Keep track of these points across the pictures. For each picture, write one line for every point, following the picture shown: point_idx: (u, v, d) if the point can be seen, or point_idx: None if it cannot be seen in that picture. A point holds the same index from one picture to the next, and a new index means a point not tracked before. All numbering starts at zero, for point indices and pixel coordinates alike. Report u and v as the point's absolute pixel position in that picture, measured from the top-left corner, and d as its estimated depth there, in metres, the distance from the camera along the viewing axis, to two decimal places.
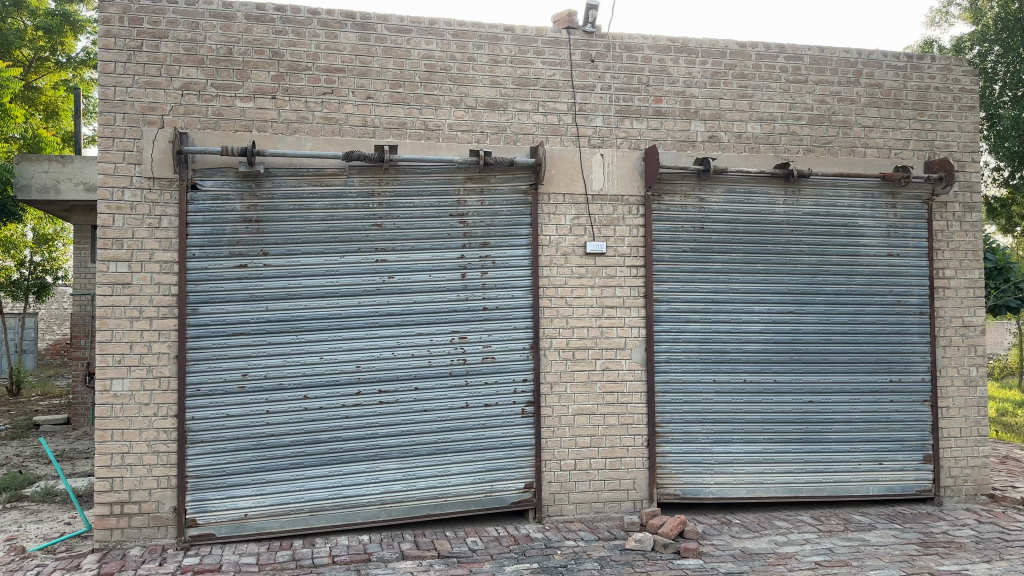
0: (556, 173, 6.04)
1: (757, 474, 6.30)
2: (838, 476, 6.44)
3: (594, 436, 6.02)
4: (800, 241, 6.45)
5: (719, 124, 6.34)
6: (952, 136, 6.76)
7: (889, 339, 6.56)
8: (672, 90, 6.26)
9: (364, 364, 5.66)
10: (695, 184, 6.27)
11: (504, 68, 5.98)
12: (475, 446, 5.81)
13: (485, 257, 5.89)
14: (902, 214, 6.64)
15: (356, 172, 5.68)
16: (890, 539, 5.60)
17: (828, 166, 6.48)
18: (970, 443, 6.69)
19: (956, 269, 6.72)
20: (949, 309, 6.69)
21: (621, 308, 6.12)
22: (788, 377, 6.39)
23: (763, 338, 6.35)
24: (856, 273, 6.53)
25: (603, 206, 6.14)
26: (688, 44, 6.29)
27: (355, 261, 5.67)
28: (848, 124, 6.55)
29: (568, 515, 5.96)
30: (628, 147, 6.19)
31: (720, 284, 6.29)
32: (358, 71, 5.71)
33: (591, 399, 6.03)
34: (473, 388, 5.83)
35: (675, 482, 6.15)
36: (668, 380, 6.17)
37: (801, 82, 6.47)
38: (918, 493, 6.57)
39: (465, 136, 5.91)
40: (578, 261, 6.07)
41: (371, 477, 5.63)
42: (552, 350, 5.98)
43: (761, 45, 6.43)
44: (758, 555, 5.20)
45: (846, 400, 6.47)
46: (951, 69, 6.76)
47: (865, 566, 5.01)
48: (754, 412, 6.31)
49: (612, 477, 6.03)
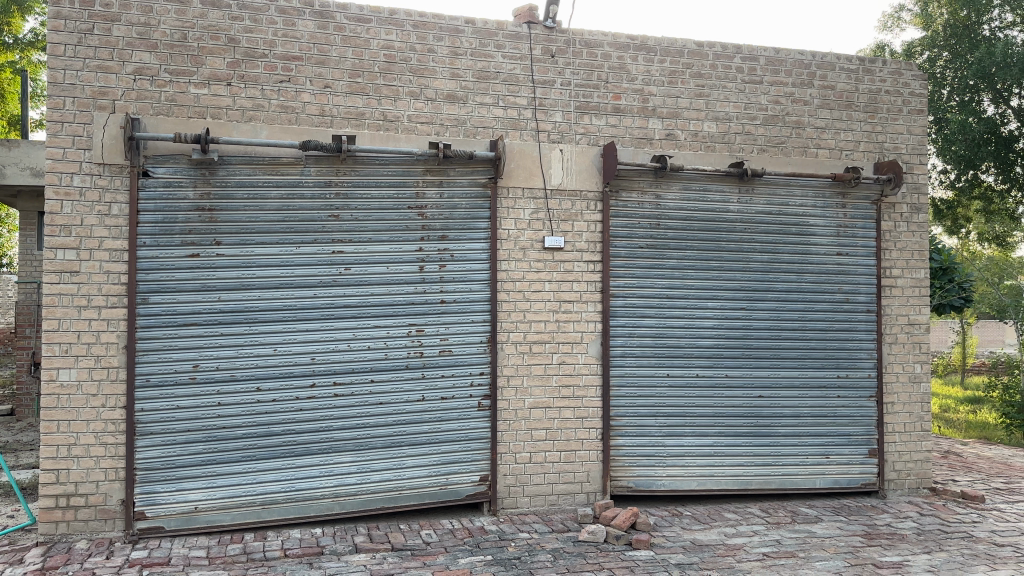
0: (514, 167, 6.04)
1: (708, 467, 6.40)
2: (786, 469, 6.58)
3: (550, 429, 6.06)
4: (752, 239, 6.57)
5: (676, 123, 6.41)
6: (901, 138, 6.93)
7: (836, 335, 6.71)
8: (631, 87, 6.31)
9: (318, 356, 5.61)
10: (652, 181, 6.33)
11: (464, 61, 5.96)
12: (430, 439, 5.81)
13: (443, 250, 5.88)
14: (851, 214, 6.79)
15: (313, 161, 5.61)
16: (835, 531, 5.74)
17: (782, 166, 6.60)
18: (913, 438, 6.88)
19: (903, 268, 6.89)
20: (895, 308, 6.86)
21: (578, 302, 6.16)
22: (739, 372, 6.50)
23: (716, 333, 6.46)
24: (806, 271, 6.67)
25: (561, 201, 6.16)
26: (647, 42, 6.35)
27: (311, 251, 5.61)
28: (801, 125, 6.68)
29: (522, 508, 5.99)
30: (587, 144, 6.22)
31: (675, 281, 6.38)
32: (315, 59, 5.64)
33: (547, 392, 6.06)
34: (430, 381, 5.82)
35: (628, 475, 6.23)
36: (623, 374, 6.24)
37: (756, 83, 6.57)
38: (863, 486, 6.74)
39: (424, 127, 5.88)
40: (537, 255, 6.09)
41: (324, 469, 5.59)
42: (509, 344, 6.00)
43: (718, 45, 6.51)
44: (707, 546, 5.29)
45: (795, 395, 6.62)
46: (901, 73, 6.92)
47: (811, 557, 5.13)
48: (706, 406, 6.42)
49: (566, 470, 6.08)
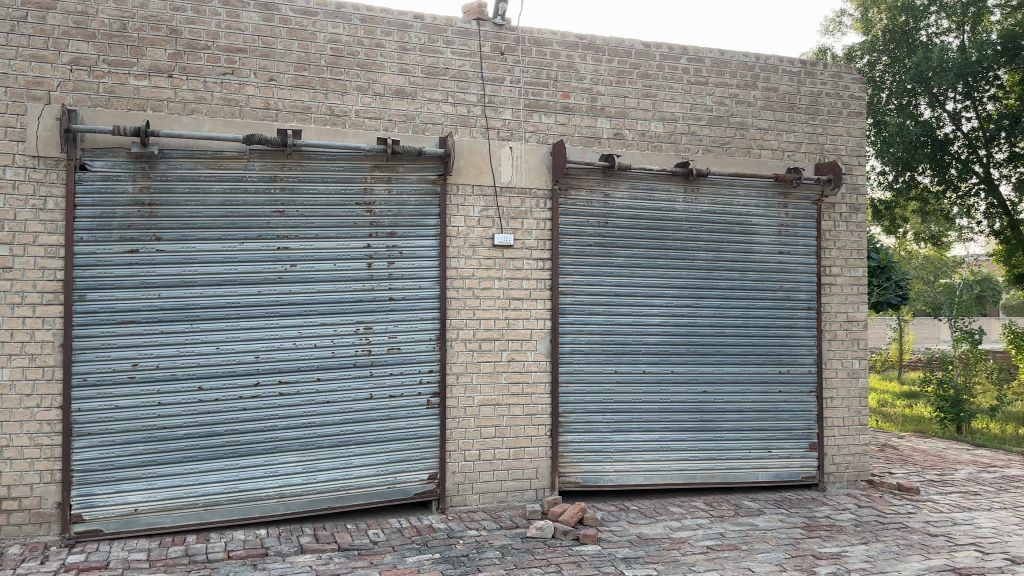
0: (464, 164, 6.03)
1: (655, 462, 6.49)
2: (730, 464, 6.71)
3: (499, 426, 6.06)
4: (698, 238, 6.68)
5: (624, 122, 6.47)
6: (841, 140, 7.11)
7: (778, 332, 6.87)
8: (580, 86, 6.35)
9: (263, 355, 5.52)
10: (600, 179, 6.38)
11: (412, 56, 5.93)
12: (378, 438, 5.76)
13: (392, 247, 5.84)
14: (793, 214, 6.94)
15: (257, 155, 5.51)
16: (777, 523, 5.87)
17: (726, 166, 6.71)
18: (852, 432, 7.07)
19: (842, 267, 7.07)
20: (834, 305, 7.04)
21: (527, 300, 6.18)
22: (684, 369, 6.61)
23: (662, 330, 6.55)
24: (749, 269, 6.81)
25: (511, 198, 6.17)
26: (595, 42, 6.40)
27: (255, 248, 5.51)
28: (744, 126, 6.81)
29: (471, 505, 5.99)
30: (536, 142, 6.25)
31: (623, 279, 6.44)
32: (260, 52, 5.54)
33: (496, 389, 6.07)
34: (378, 379, 5.78)
35: (576, 471, 6.28)
36: (571, 370, 6.28)
37: (702, 84, 6.68)
38: (803, 479, 6.91)
39: (372, 122, 5.83)
40: (486, 252, 6.09)
41: (269, 470, 5.51)
42: (458, 341, 5.98)
43: (665, 46, 6.59)
44: (653, 540, 5.37)
45: (738, 390, 6.75)
46: (841, 76, 7.10)
47: (753, 549, 5.25)
48: (652, 402, 6.50)
49: (515, 466, 6.10)
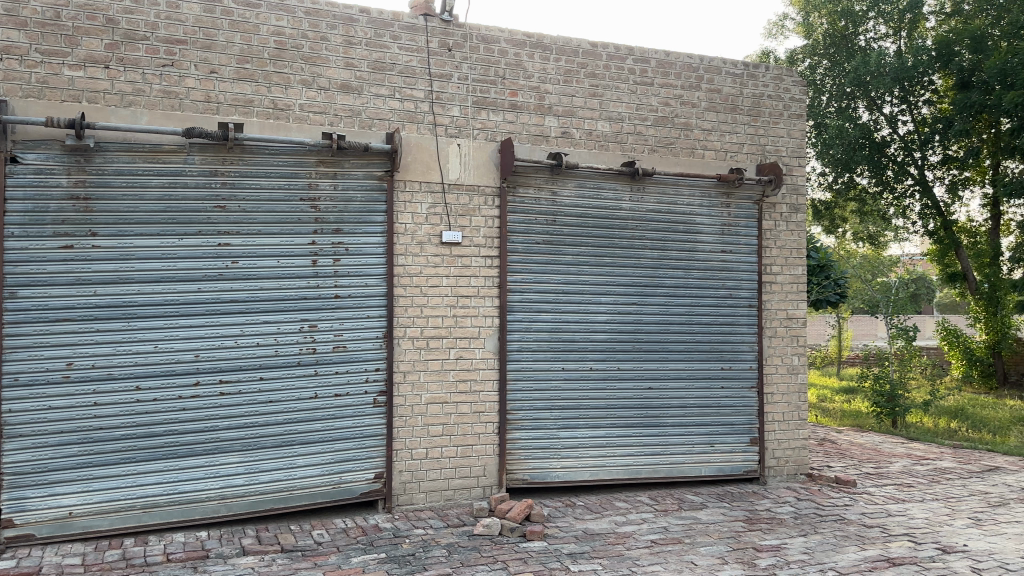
0: (411, 160, 5.99)
1: (601, 458, 6.55)
2: (674, 459, 6.81)
3: (446, 424, 6.04)
4: (643, 236, 6.76)
5: (572, 121, 6.51)
6: (782, 142, 7.25)
7: (721, 329, 6.99)
8: (528, 84, 6.36)
9: (203, 353, 5.40)
10: (548, 178, 6.40)
11: (358, 51, 5.86)
12: (323, 437, 5.69)
13: (337, 244, 5.77)
14: (735, 214, 7.07)
15: (197, 149, 5.38)
16: (719, 517, 5.98)
17: (671, 165, 6.80)
18: (792, 427, 7.23)
19: (782, 265, 7.22)
20: (775, 303, 7.19)
21: (475, 297, 6.17)
22: (630, 365, 6.68)
23: (608, 328, 6.62)
24: (693, 267, 6.92)
25: (459, 195, 6.15)
26: (542, 40, 6.42)
27: (195, 244, 5.39)
28: (689, 126, 6.91)
29: (418, 504, 5.95)
30: (484, 139, 6.24)
31: (570, 277, 6.48)
32: (201, 44, 5.41)
33: (444, 387, 6.05)
34: (323, 378, 5.71)
35: (523, 468, 6.29)
36: (519, 368, 6.29)
37: (647, 85, 6.75)
38: (745, 473, 7.05)
39: (317, 117, 5.74)
40: (434, 250, 6.06)
41: (209, 471, 5.39)
42: (406, 339, 5.95)
43: (612, 46, 6.65)
44: (599, 535, 5.41)
45: (682, 386, 6.86)
46: (782, 78, 7.25)
47: (696, 542, 5.33)
48: (599, 399, 6.56)
49: (462, 464, 6.09)
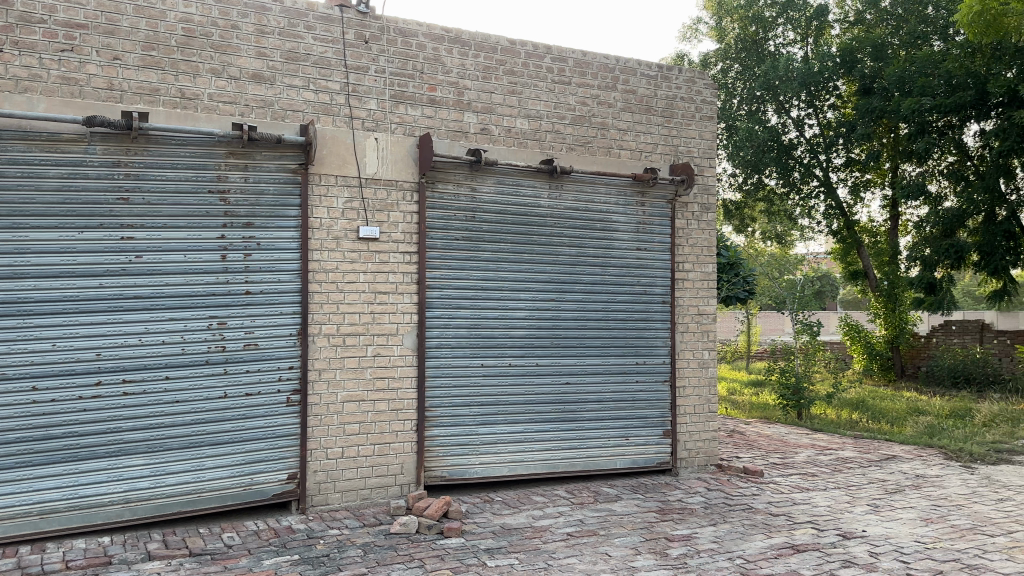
0: (326, 153, 5.88)
1: (519, 454, 6.59)
2: (590, 453, 6.90)
3: (363, 423, 5.96)
4: (561, 233, 6.82)
5: (490, 117, 6.51)
6: (694, 143, 7.43)
7: (636, 324, 7.12)
8: (446, 80, 6.32)
9: (105, 352, 5.16)
10: (467, 174, 6.38)
11: (271, 40, 5.71)
12: (233, 437, 5.53)
13: (249, 238, 5.61)
14: (650, 212, 7.21)
15: (99, 139, 5.14)
16: (633, 508, 6.10)
17: (588, 164, 6.89)
18: (703, 419, 7.42)
19: (694, 263, 7.40)
20: (687, 299, 7.36)
21: (393, 294, 6.11)
22: (548, 361, 6.74)
23: (527, 324, 6.65)
24: (609, 264, 7.02)
25: (376, 190, 6.07)
26: (461, 36, 6.39)
27: (96, 238, 5.15)
28: (605, 126, 7.01)
29: (333, 504, 5.85)
30: (402, 133, 6.17)
31: (489, 273, 6.49)
32: (103, 29, 5.17)
33: (361, 385, 5.96)
34: (233, 377, 5.54)
35: (441, 465, 6.27)
36: (438, 365, 6.26)
37: (565, 84, 6.81)
38: (658, 465, 7.21)
39: (227, 107, 5.57)
40: (350, 245, 5.96)
41: (112, 474, 5.16)
42: (321, 336, 5.83)
43: (530, 44, 6.68)
44: (516, 530, 5.44)
45: (598, 381, 6.96)
46: (694, 81, 7.42)
47: (611, 534, 5.42)
48: (517, 395, 6.59)
49: (379, 463, 6.02)
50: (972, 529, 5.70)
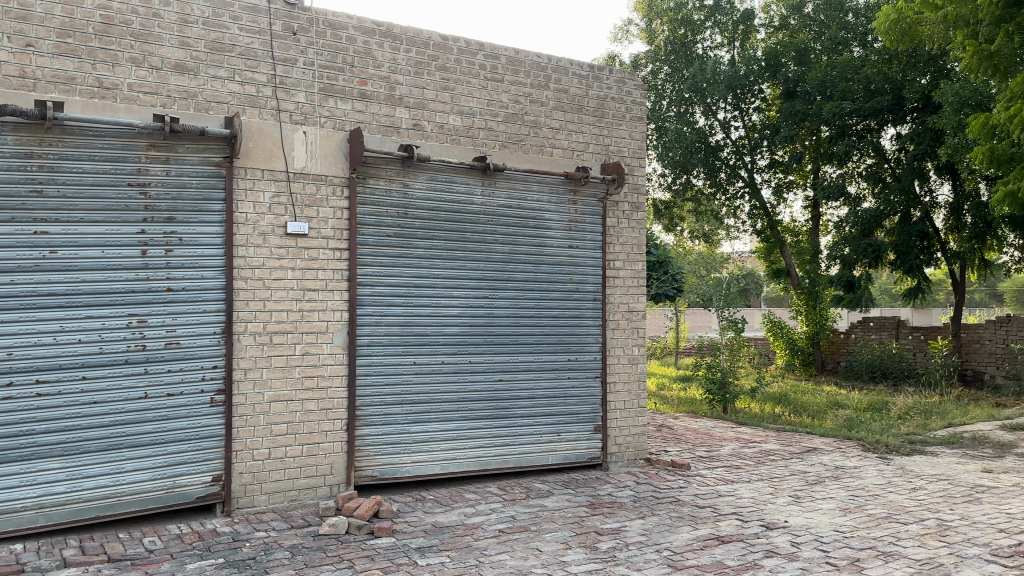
0: (253, 147, 5.73)
1: (452, 451, 6.56)
2: (522, 449, 6.92)
3: (291, 423, 5.84)
4: (494, 230, 6.82)
5: (423, 113, 6.45)
6: (624, 143, 7.52)
7: (568, 322, 7.17)
8: (377, 74, 6.24)
9: (17, 352, 4.92)
10: (399, 169, 6.31)
11: (194, 30, 5.53)
12: (155, 439, 5.34)
13: (170, 234, 5.43)
14: (582, 210, 7.26)
15: (10, 128, 4.90)
16: (564, 503, 6.14)
17: (521, 162, 6.90)
18: (632, 414, 7.52)
19: (624, 261, 7.49)
20: (617, 296, 7.45)
21: (323, 291, 6.00)
22: (481, 358, 6.73)
23: (460, 321, 6.63)
24: (542, 261, 7.05)
25: (305, 185, 5.95)
26: (392, 30, 6.31)
27: (6, 231, 4.90)
28: (538, 124, 7.03)
29: (260, 506, 5.71)
30: (332, 127, 6.06)
31: (422, 270, 6.44)
32: (14, 13, 4.93)
33: (288, 384, 5.84)
34: (154, 376, 5.36)
35: (372, 464, 6.19)
36: (368, 363, 6.17)
37: (497, 81, 6.81)
38: (589, 460, 7.28)
39: (148, 98, 5.37)
40: (278, 241, 5.83)
41: (25, 479, 4.92)
42: (247, 335, 5.69)
43: (462, 40, 6.64)
44: (448, 528, 5.42)
45: (531, 378, 6.98)
46: (625, 82, 7.51)
47: (543, 530, 5.45)
48: (450, 392, 6.56)
49: (308, 464, 5.91)
50: (887, 517, 5.93)
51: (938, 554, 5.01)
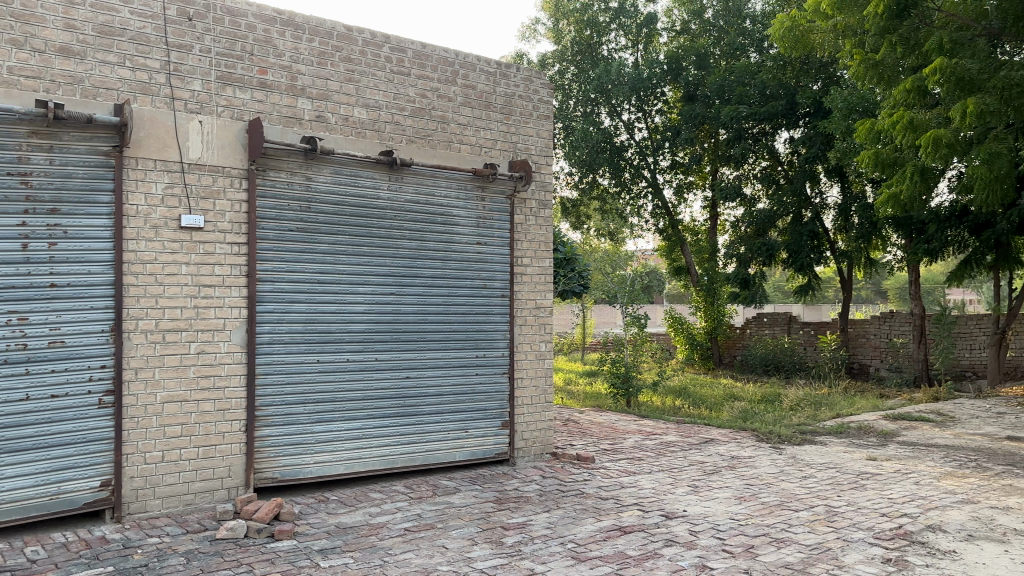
0: (144, 136, 5.48)
1: (356, 451, 6.45)
2: (429, 447, 6.88)
3: (186, 424, 5.62)
4: (401, 226, 6.74)
5: (326, 105, 6.31)
6: (532, 140, 7.56)
7: (476, 318, 7.17)
8: (278, 63, 6.06)
9: None
10: (301, 162, 6.16)
11: (81, 11, 5.24)
12: (37, 443, 5.05)
13: (53, 226, 5.14)
14: (489, 207, 7.26)
15: None
16: (470, 500, 6.13)
17: (428, 157, 6.84)
18: (539, 409, 7.58)
19: (532, 258, 7.53)
20: (525, 293, 7.49)
21: (220, 287, 5.79)
22: (388, 355, 6.64)
23: (366, 318, 6.53)
24: (449, 258, 7.01)
25: (201, 176, 5.73)
26: (294, 19, 6.15)
27: None
28: (445, 120, 6.98)
29: (153, 511, 5.47)
30: (230, 117, 5.85)
31: (326, 266, 6.30)
32: None
33: (183, 385, 5.61)
34: (36, 377, 5.06)
35: (272, 465, 6.02)
36: (269, 361, 6.00)
37: (404, 75, 6.73)
38: (496, 455, 7.30)
39: (30, 82, 5.06)
40: (171, 235, 5.59)
41: None
42: (138, 333, 5.43)
43: (367, 32, 6.54)
44: (351, 529, 5.32)
45: (439, 374, 6.94)
46: (532, 80, 7.55)
47: (448, 527, 5.42)
48: (356, 390, 6.45)
49: (204, 466, 5.69)
50: (780, 505, 6.18)
51: (826, 539, 5.25)
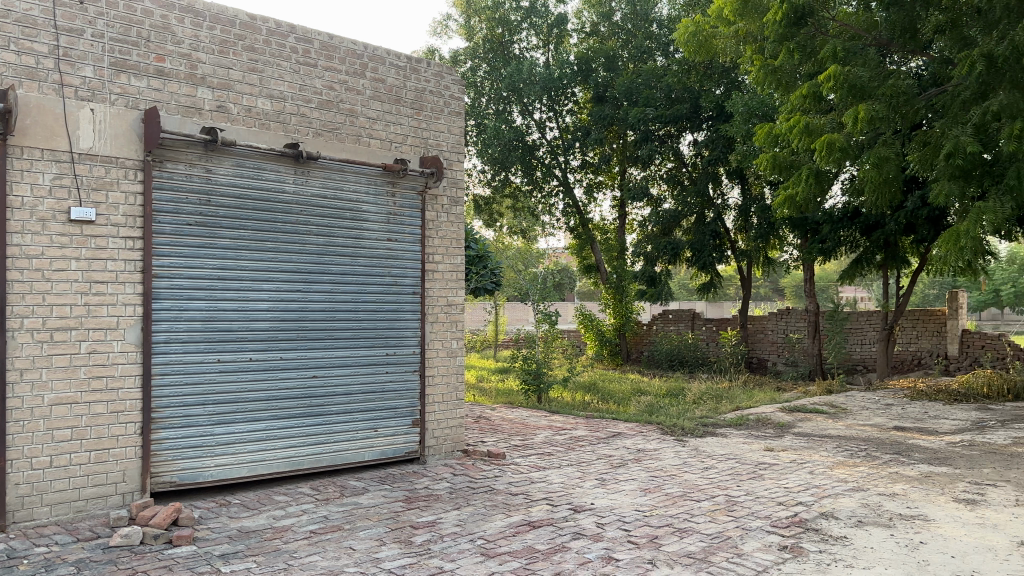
0: (30, 123, 5.18)
1: (259, 452, 6.28)
2: (336, 447, 6.76)
3: (76, 428, 5.35)
4: (308, 221, 6.60)
5: (228, 95, 6.11)
6: (443, 136, 7.52)
7: (385, 315, 7.09)
8: (177, 51, 5.84)
9: None
10: (201, 153, 5.95)
11: None
12: None
13: None
14: (400, 203, 7.18)
15: None
16: (379, 499, 6.06)
17: (336, 151, 6.72)
18: (450, 407, 7.55)
19: (443, 255, 7.49)
20: (436, 290, 7.44)
21: (113, 283, 5.54)
22: (294, 354, 6.50)
23: (270, 316, 6.37)
24: (358, 254, 6.91)
25: (93, 167, 5.46)
26: (194, 5, 5.93)
27: None
28: (354, 113, 6.87)
29: (41, 519, 5.17)
30: (124, 106, 5.59)
31: (228, 262, 6.11)
32: None
33: (73, 386, 5.34)
34: None
35: (171, 469, 5.80)
36: (166, 361, 5.78)
37: (310, 66, 6.59)
38: (406, 454, 7.23)
39: None
40: (60, 228, 5.31)
41: None
42: (23, 332, 5.14)
43: (272, 21, 6.37)
44: (255, 532, 5.18)
45: (347, 373, 6.83)
46: (443, 76, 7.51)
47: (356, 527, 5.35)
48: (260, 390, 6.28)
49: (96, 471, 5.43)
50: (682, 496, 6.35)
51: (725, 528, 5.43)
